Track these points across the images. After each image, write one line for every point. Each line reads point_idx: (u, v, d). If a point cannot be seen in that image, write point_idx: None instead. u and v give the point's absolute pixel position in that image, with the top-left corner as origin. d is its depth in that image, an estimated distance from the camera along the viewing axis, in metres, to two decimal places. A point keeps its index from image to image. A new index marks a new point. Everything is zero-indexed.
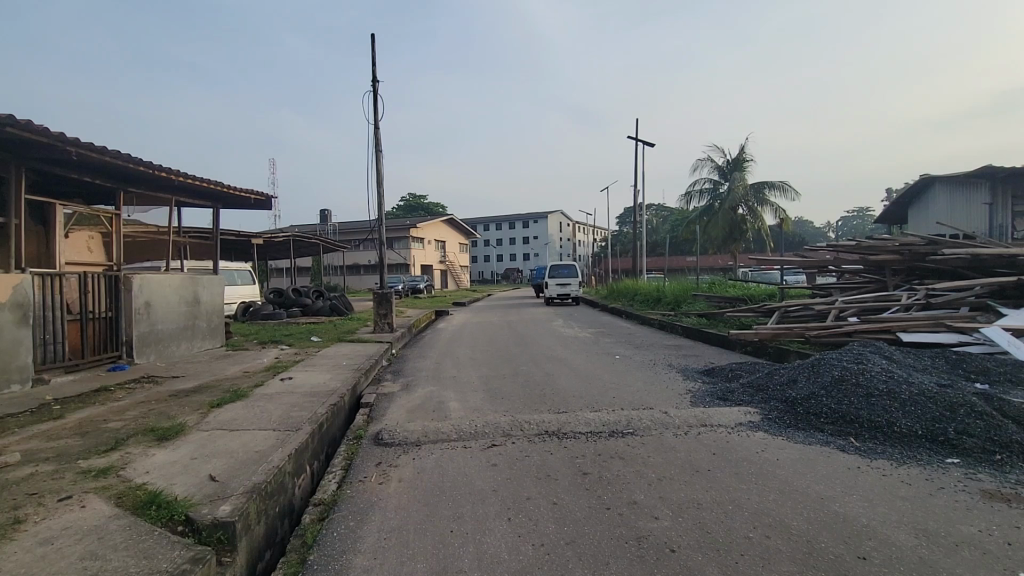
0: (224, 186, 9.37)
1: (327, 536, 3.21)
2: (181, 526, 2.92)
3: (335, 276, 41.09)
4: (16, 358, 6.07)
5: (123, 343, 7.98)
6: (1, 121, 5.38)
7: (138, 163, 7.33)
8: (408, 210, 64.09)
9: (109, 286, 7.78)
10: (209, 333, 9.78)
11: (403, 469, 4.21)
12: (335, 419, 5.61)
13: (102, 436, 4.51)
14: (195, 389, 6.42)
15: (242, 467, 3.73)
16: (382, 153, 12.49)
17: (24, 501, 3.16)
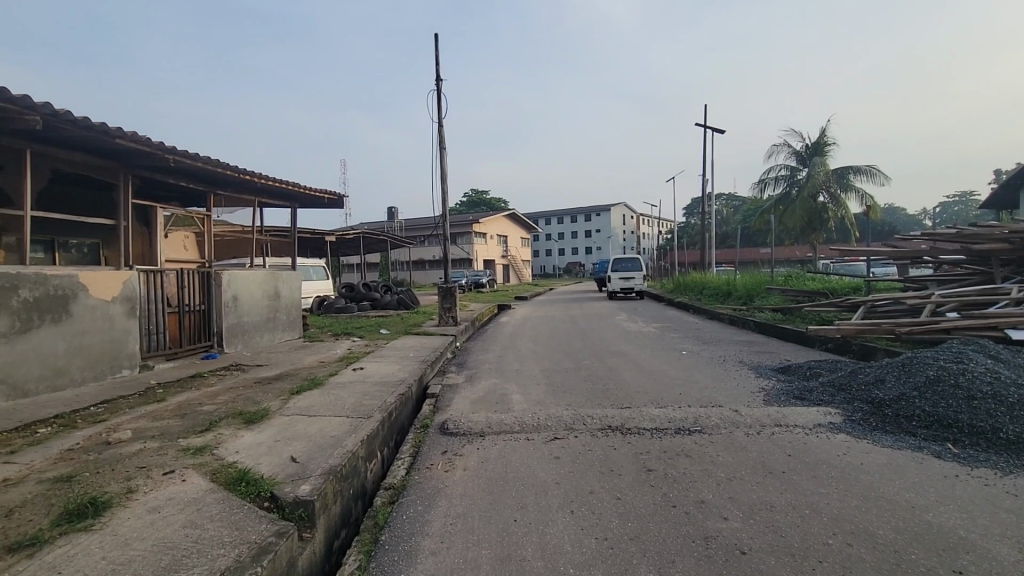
0: (301, 187, 9.91)
1: (397, 519, 3.36)
2: (266, 502, 3.16)
3: (401, 271, 42.52)
4: (126, 346, 6.78)
5: (215, 334, 8.70)
6: (111, 133, 6.01)
7: (225, 167, 7.93)
8: (471, 206, 65.40)
9: (202, 282, 8.50)
10: (288, 325, 10.46)
11: (468, 458, 4.31)
12: (403, 409, 5.84)
13: (197, 417, 4.96)
14: (276, 377, 6.90)
15: (319, 451, 3.97)
16: (445, 150, 12.77)
17: (135, 473, 3.55)
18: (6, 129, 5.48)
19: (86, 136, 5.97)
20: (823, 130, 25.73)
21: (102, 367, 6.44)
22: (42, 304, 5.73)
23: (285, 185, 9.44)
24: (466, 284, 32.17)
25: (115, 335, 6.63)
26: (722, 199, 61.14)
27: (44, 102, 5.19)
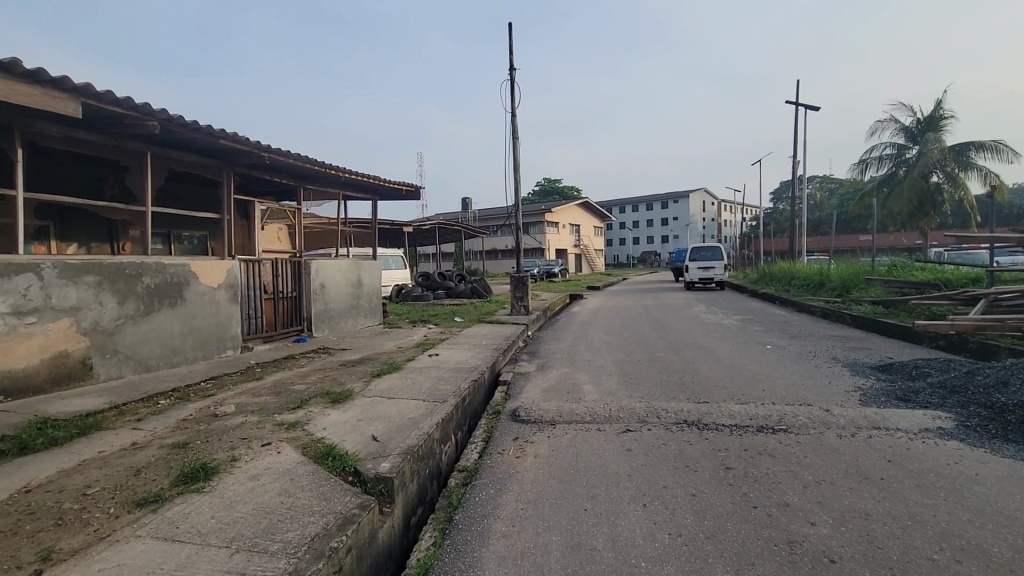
0: (381, 180, 10.35)
1: (469, 501, 3.45)
2: (350, 476, 3.37)
3: (475, 261, 43.37)
4: (229, 329, 7.46)
5: (305, 319, 9.36)
6: (216, 134, 6.58)
7: (313, 163, 8.44)
8: (544, 195, 65.32)
9: (294, 271, 9.15)
10: (370, 311, 11.04)
11: (538, 445, 4.35)
12: (476, 394, 5.99)
13: (290, 395, 5.39)
14: (359, 361, 7.32)
15: (398, 431, 4.17)
16: (518, 140, 12.80)
17: (238, 444, 3.91)
18: (131, 134, 6.18)
19: (195, 138, 6.59)
20: (939, 102, 22.99)
21: (210, 347, 7.15)
22: (161, 290, 6.44)
23: (367, 178, 9.89)
24: (538, 273, 32.24)
25: (220, 318, 7.32)
26: (815, 182, 56.47)
27: (160, 109, 5.80)
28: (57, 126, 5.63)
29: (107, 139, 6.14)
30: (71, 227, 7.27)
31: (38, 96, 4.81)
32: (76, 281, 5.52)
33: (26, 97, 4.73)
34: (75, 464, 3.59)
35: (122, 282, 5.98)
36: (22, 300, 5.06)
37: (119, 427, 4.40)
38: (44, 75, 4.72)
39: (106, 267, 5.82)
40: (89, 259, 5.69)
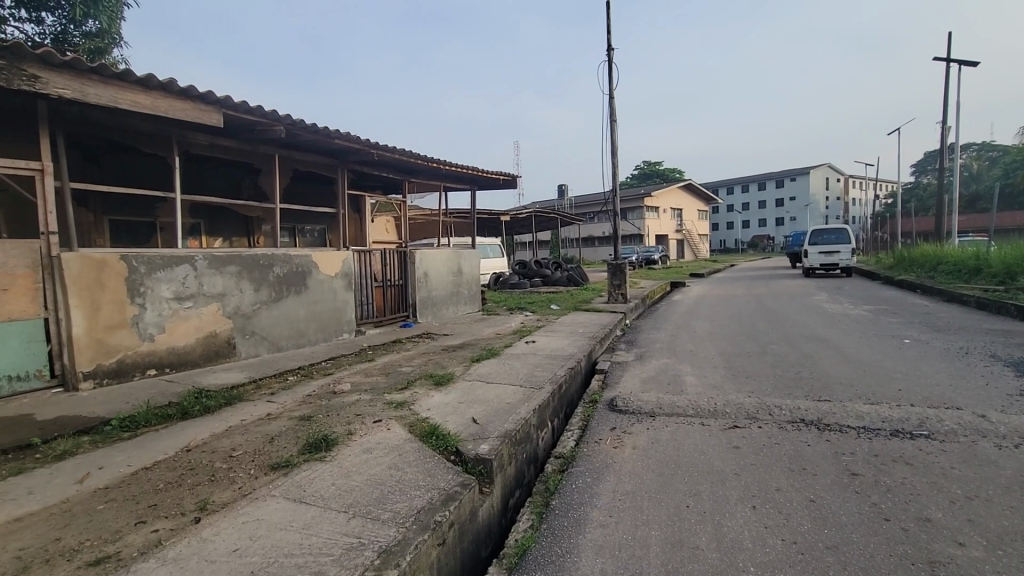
0: (479, 170, 10.58)
1: (566, 487, 3.46)
2: (452, 455, 3.52)
3: (571, 248, 43.11)
4: (345, 314, 8.13)
5: (410, 305, 9.90)
6: (331, 135, 7.12)
7: (416, 157, 8.84)
8: (643, 178, 63.05)
9: (401, 260, 9.70)
10: (469, 299, 11.44)
11: (637, 437, 4.24)
12: (573, 382, 5.98)
13: (398, 376, 5.77)
14: (460, 346, 7.62)
15: (496, 415, 4.29)
16: (616, 122, 12.42)
17: (353, 419, 4.26)
18: (262, 139, 6.90)
19: (314, 140, 7.20)
20: None
21: (329, 330, 7.84)
22: (289, 278, 7.17)
23: (466, 169, 10.16)
24: (637, 260, 31.23)
25: (337, 304, 7.99)
26: (970, 151, 48.53)
27: (285, 115, 6.40)
28: (205, 135, 6.44)
29: (243, 145, 6.91)
30: (216, 223, 8.33)
31: (189, 110, 5.53)
32: (221, 271, 6.32)
33: (180, 111, 5.45)
34: (223, 429, 4.14)
35: (257, 272, 6.74)
36: (181, 287, 5.89)
37: (256, 399, 5.00)
38: (194, 91, 5.42)
39: (244, 258, 6.59)
40: (232, 251, 6.47)
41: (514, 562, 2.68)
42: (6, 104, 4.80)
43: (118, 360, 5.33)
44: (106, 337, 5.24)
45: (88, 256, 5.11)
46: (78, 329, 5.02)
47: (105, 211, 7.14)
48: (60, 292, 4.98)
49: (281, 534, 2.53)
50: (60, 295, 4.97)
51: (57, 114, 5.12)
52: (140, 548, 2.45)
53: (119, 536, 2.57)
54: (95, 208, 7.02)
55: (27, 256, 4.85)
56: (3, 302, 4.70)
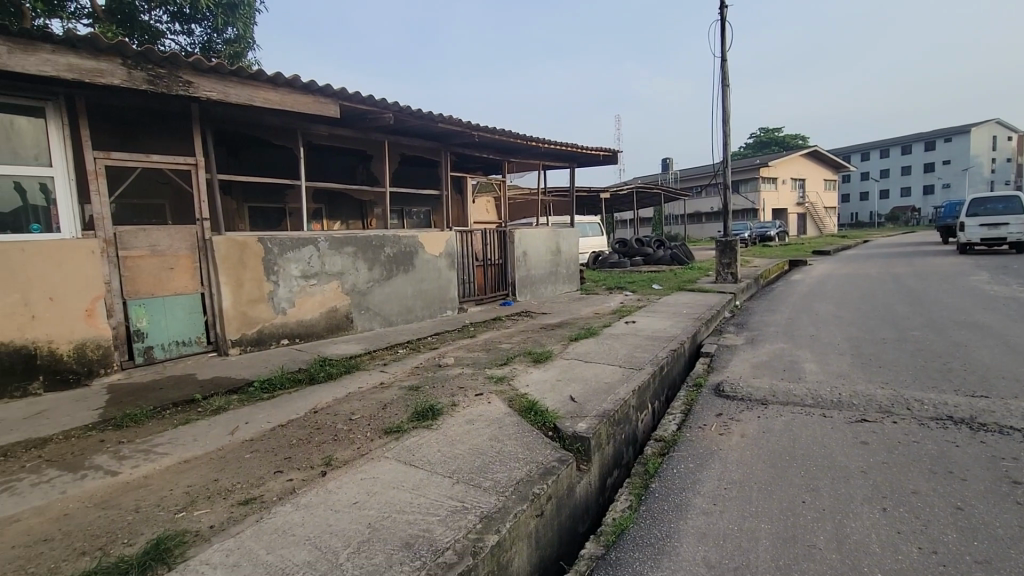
0: (579, 147, 10.38)
1: (667, 471, 3.37)
2: (550, 431, 3.57)
3: (676, 225, 41.09)
4: (449, 292, 8.51)
5: (510, 284, 10.10)
6: (435, 119, 7.38)
7: (515, 136, 8.88)
8: (759, 147, 57.93)
9: (501, 240, 9.89)
10: (567, 278, 11.41)
11: (746, 425, 3.99)
12: (675, 364, 5.76)
13: (498, 352, 5.95)
14: (558, 325, 7.66)
15: (595, 394, 4.26)
16: (728, 87, 11.49)
17: (457, 391, 4.48)
18: (372, 126, 7.34)
19: (420, 125, 7.51)
20: None
21: (434, 307, 8.26)
22: (398, 258, 7.64)
23: (565, 146, 10.02)
24: (750, 237, 29.01)
25: (441, 282, 8.38)
26: None
27: (392, 102, 6.74)
28: (324, 126, 6.99)
29: (357, 133, 7.41)
30: (335, 207, 9.08)
31: (310, 103, 6.03)
32: (340, 251, 6.89)
33: (304, 105, 5.97)
34: (344, 395, 4.56)
35: (371, 252, 7.26)
36: (307, 266, 6.52)
37: (371, 369, 5.43)
38: (314, 85, 5.88)
39: (359, 239, 7.12)
40: (349, 233, 7.02)
41: (612, 540, 2.68)
42: (168, 108, 5.58)
43: (258, 330, 6.07)
44: (248, 310, 5.98)
45: (232, 239, 5.83)
46: (227, 303, 5.78)
47: (244, 199, 8.07)
48: (212, 271, 5.75)
49: (394, 492, 2.75)
50: (212, 273, 5.74)
51: (206, 115, 5.84)
52: (279, 493, 2.81)
53: (263, 481, 2.96)
54: (237, 196, 7.96)
55: (187, 239, 5.65)
56: (171, 278, 5.53)
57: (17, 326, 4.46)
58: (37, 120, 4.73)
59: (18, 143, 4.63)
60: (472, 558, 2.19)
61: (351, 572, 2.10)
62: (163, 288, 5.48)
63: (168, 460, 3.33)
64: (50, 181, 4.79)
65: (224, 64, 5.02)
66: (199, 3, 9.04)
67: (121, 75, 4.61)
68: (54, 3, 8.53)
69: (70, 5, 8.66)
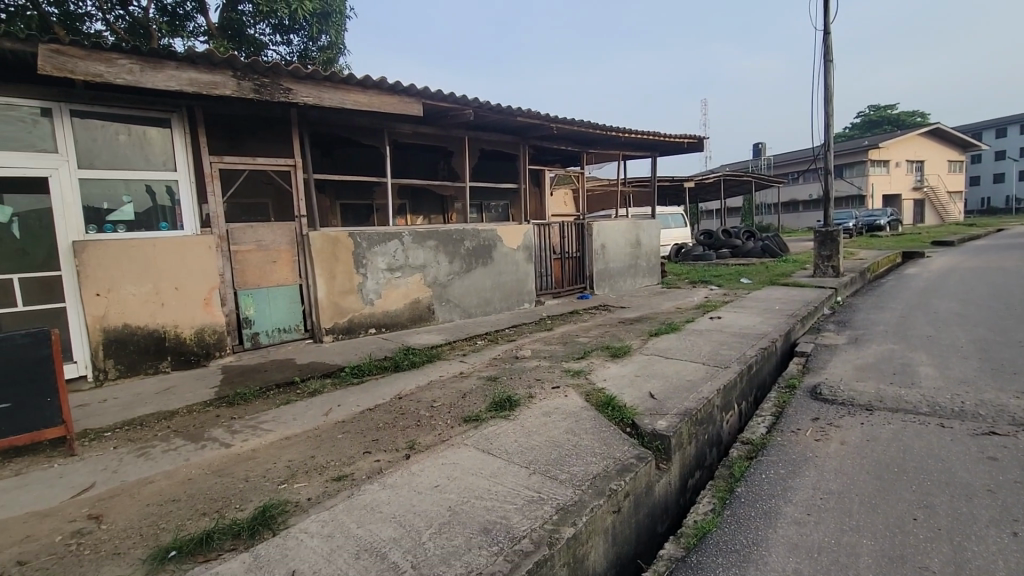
0: (662, 135, 10.00)
1: (755, 476, 3.18)
2: (628, 428, 3.49)
3: (768, 215, 38.46)
4: (527, 285, 8.58)
5: (588, 277, 9.99)
6: (514, 113, 7.42)
7: (595, 127, 8.71)
8: (868, 127, 52.59)
9: (579, 232, 9.79)
10: (648, 271, 11.09)
11: (847, 431, 3.67)
12: (766, 363, 5.42)
13: (576, 346, 5.92)
14: (638, 319, 7.47)
15: (676, 392, 4.12)
16: (832, 63, 10.52)
17: (534, 383, 4.52)
18: (453, 123, 7.52)
19: (499, 119, 7.59)
20: None
21: (512, 299, 8.37)
22: (478, 252, 7.81)
23: (647, 135, 9.68)
24: (855, 226, 26.48)
25: (519, 275, 8.47)
26: None
27: (472, 98, 6.87)
28: (408, 125, 7.28)
29: (439, 130, 7.64)
30: (418, 203, 9.45)
31: (396, 103, 6.29)
32: (423, 245, 7.16)
33: (390, 105, 6.24)
34: (426, 383, 4.76)
35: (451, 245, 7.48)
36: (393, 260, 6.84)
37: (451, 359, 5.61)
38: (400, 86, 6.14)
39: (441, 234, 7.36)
40: (431, 228, 7.28)
41: (693, 543, 2.58)
42: (271, 114, 6.07)
43: (349, 320, 6.48)
44: (340, 301, 6.40)
45: (327, 234, 6.25)
46: (321, 293, 6.22)
47: (337, 197, 8.61)
48: (309, 264, 6.20)
49: (472, 478, 2.83)
50: (309, 266, 6.20)
51: (304, 119, 6.30)
52: (368, 472, 2.99)
53: (353, 461, 3.16)
54: (330, 194, 8.51)
55: (288, 234, 6.13)
56: (274, 271, 6.04)
57: (150, 312, 5.09)
58: (165, 129, 5.34)
59: (150, 151, 5.26)
60: (548, 548, 2.20)
61: (433, 551, 2.19)
62: (267, 280, 6.00)
63: (271, 436, 3.65)
64: (175, 184, 5.40)
65: (319, 70, 5.37)
66: (297, 14, 9.70)
67: (232, 86, 5.08)
68: (176, 23, 9.51)
69: (189, 24, 9.62)
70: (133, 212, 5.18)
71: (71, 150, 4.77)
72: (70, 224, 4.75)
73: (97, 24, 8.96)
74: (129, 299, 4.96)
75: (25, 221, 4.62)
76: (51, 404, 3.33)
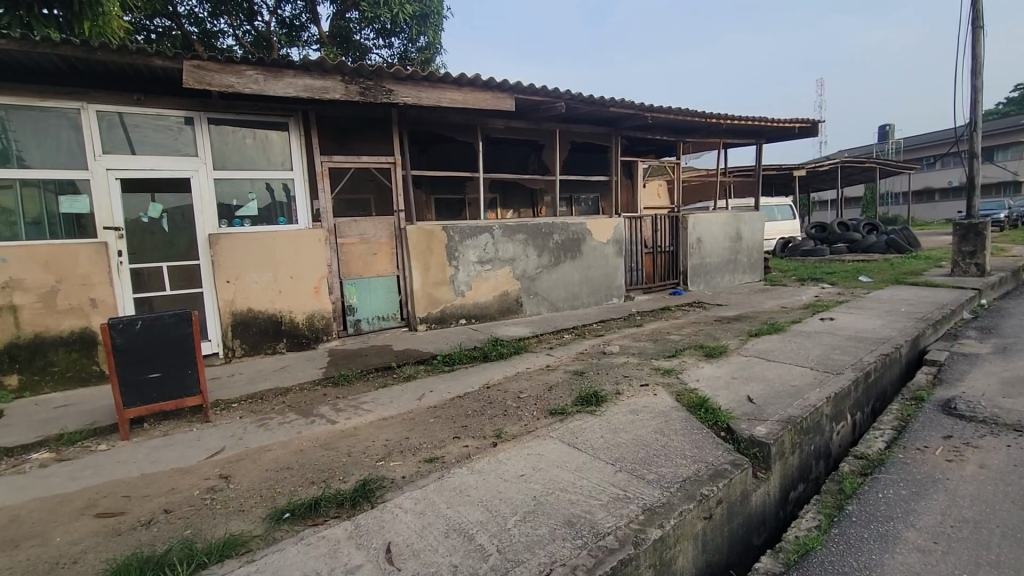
0: (769, 120, 9.27)
1: (870, 494, 2.87)
2: (723, 432, 3.30)
3: (894, 205, 34.34)
4: (616, 280, 8.40)
5: (681, 273, 9.56)
6: (607, 103, 7.26)
7: (694, 114, 8.28)
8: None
9: (672, 226, 9.39)
10: (749, 267, 10.39)
11: (989, 454, 3.19)
12: (887, 372, 4.85)
13: (667, 344, 5.70)
14: (736, 318, 7.03)
15: (778, 397, 3.83)
16: (983, 29, 9.11)
17: (621, 380, 4.42)
18: (545, 116, 7.52)
19: (591, 111, 7.46)
20: None
21: (601, 294, 8.24)
22: (566, 245, 7.78)
23: (751, 121, 9.03)
24: (1007, 218, 22.84)
25: (608, 270, 8.31)
26: None
27: (564, 91, 6.81)
28: (500, 120, 7.40)
29: (530, 124, 7.69)
30: (508, 197, 9.60)
31: (489, 99, 6.42)
32: (513, 238, 7.27)
33: (483, 101, 6.37)
34: (512, 374, 4.84)
35: (540, 239, 7.51)
36: (483, 253, 7.01)
37: (537, 352, 5.65)
38: (494, 82, 6.24)
39: (530, 228, 7.41)
40: (521, 221, 7.36)
41: (793, 559, 2.39)
42: (374, 115, 6.45)
43: (441, 310, 6.75)
44: (434, 292, 6.68)
45: (423, 228, 6.54)
46: (417, 284, 6.54)
47: (432, 191, 8.98)
48: (406, 256, 6.54)
49: (557, 471, 2.84)
50: (406, 258, 6.53)
51: (403, 118, 6.62)
52: (457, 457, 3.11)
53: (443, 445, 3.30)
54: (426, 189, 8.89)
55: (387, 228, 6.50)
56: (374, 262, 6.45)
57: (269, 298, 5.66)
58: (284, 132, 5.88)
59: (271, 153, 5.81)
60: (634, 547, 2.15)
61: (518, 538, 2.23)
62: (369, 271, 6.41)
63: (370, 415, 3.91)
64: (291, 182, 5.93)
65: (419, 71, 5.60)
66: (398, 18, 10.20)
67: (341, 90, 5.47)
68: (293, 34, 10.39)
69: (304, 34, 10.47)
70: (256, 208, 5.76)
71: (208, 154, 5.42)
72: (206, 219, 5.41)
73: (229, 39, 10.04)
74: (253, 286, 5.55)
75: (172, 217, 5.31)
76: (190, 375, 3.83)
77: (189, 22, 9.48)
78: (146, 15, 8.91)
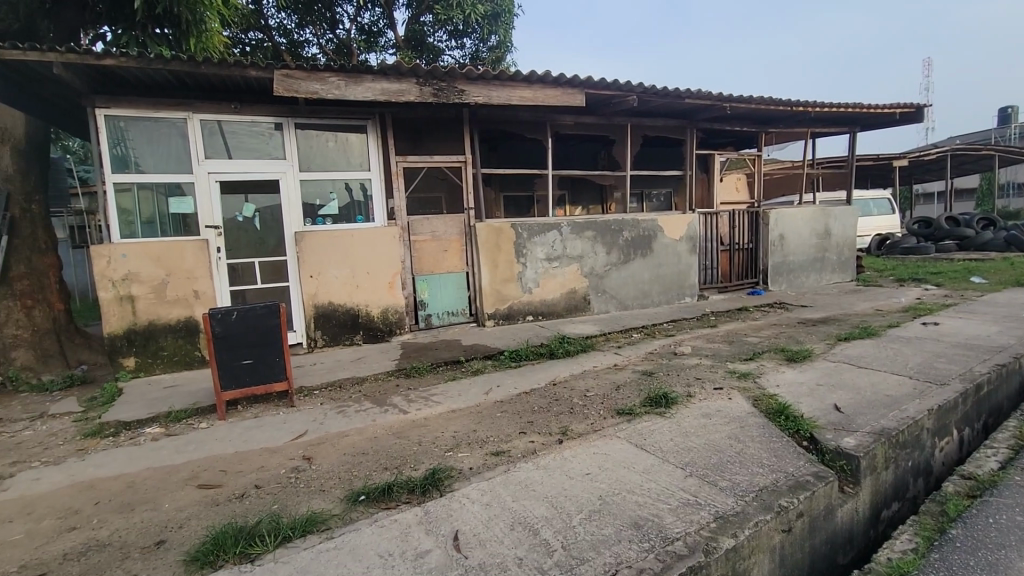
0: (864, 107, 8.53)
1: (979, 519, 2.58)
2: (805, 441, 3.09)
3: (1016, 197, 30.45)
4: (689, 278, 8.10)
5: (761, 272, 9.04)
6: (682, 95, 7.00)
7: (778, 103, 7.79)
8: None
9: (752, 222, 8.89)
10: (838, 266, 9.64)
11: None
12: (1003, 384, 4.33)
13: (743, 346, 5.42)
14: (822, 320, 6.56)
15: (869, 407, 3.52)
16: None
17: (693, 382, 4.26)
18: (616, 110, 7.37)
19: (665, 103, 7.22)
20: None
21: (672, 293, 7.98)
22: (636, 242, 7.59)
23: (843, 108, 8.36)
24: None
25: (681, 268, 8.03)
26: None
27: (636, 83, 6.64)
28: (570, 116, 7.35)
29: (601, 119, 7.57)
30: (577, 193, 9.51)
31: (559, 95, 6.38)
32: (581, 235, 7.20)
33: (553, 98, 6.34)
34: (579, 372, 4.80)
35: (610, 236, 7.39)
36: (551, 250, 7.00)
37: (605, 351, 5.57)
38: (564, 78, 6.20)
39: (599, 224, 7.31)
40: (590, 218, 7.28)
41: None
42: (446, 115, 6.61)
43: (509, 306, 6.82)
44: (502, 288, 6.76)
45: (492, 225, 6.64)
46: (485, 281, 6.65)
47: (501, 189, 9.09)
48: (475, 253, 6.67)
49: (623, 471, 2.79)
50: (475, 255, 6.66)
51: (474, 117, 6.74)
52: (523, 451, 3.14)
53: (508, 439, 3.34)
54: (495, 187, 9.01)
55: (457, 225, 6.66)
56: (445, 259, 6.63)
57: (348, 293, 5.97)
58: (362, 134, 6.17)
59: (350, 154, 6.12)
60: (705, 555, 2.07)
61: (583, 536, 2.21)
62: (440, 267, 6.61)
63: (440, 407, 4.03)
64: (368, 181, 6.22)
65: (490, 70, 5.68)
66: (470, 18, 10.40)
67: (415, 92, 5.66)
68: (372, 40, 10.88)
69: (381, 40, 10.93)
70: (337, 207, 6.10)
71: (294, 157, 5.80)
72: (292, 218, 5.80)
73: (314, 48, 10.69)
74: (334, 280, 5.88)
75: (263, 216, 5.74)
76: (278, 363, 4.13)
77: (279, 34, 10.21)
78: (242, 30, 9.68)
